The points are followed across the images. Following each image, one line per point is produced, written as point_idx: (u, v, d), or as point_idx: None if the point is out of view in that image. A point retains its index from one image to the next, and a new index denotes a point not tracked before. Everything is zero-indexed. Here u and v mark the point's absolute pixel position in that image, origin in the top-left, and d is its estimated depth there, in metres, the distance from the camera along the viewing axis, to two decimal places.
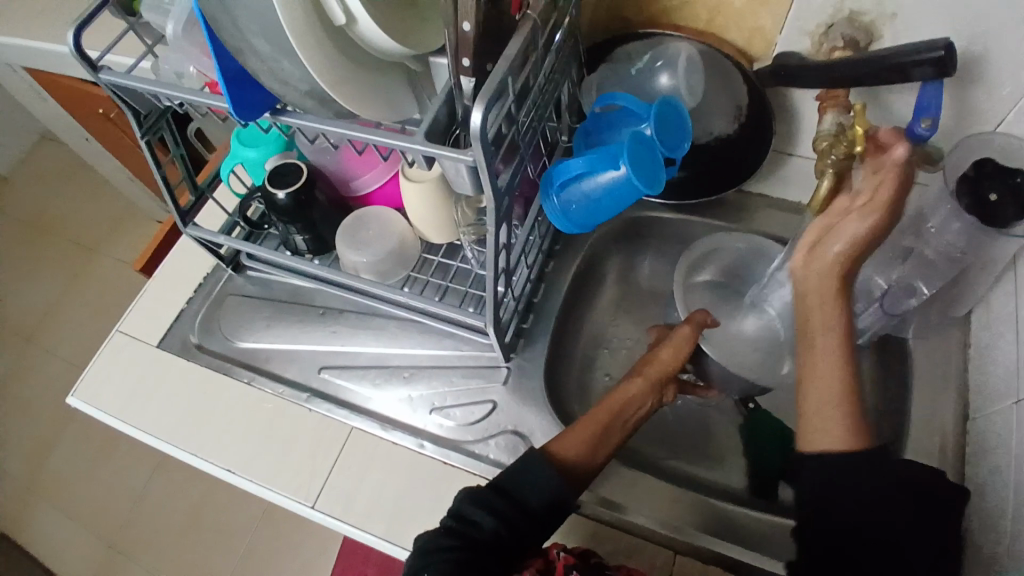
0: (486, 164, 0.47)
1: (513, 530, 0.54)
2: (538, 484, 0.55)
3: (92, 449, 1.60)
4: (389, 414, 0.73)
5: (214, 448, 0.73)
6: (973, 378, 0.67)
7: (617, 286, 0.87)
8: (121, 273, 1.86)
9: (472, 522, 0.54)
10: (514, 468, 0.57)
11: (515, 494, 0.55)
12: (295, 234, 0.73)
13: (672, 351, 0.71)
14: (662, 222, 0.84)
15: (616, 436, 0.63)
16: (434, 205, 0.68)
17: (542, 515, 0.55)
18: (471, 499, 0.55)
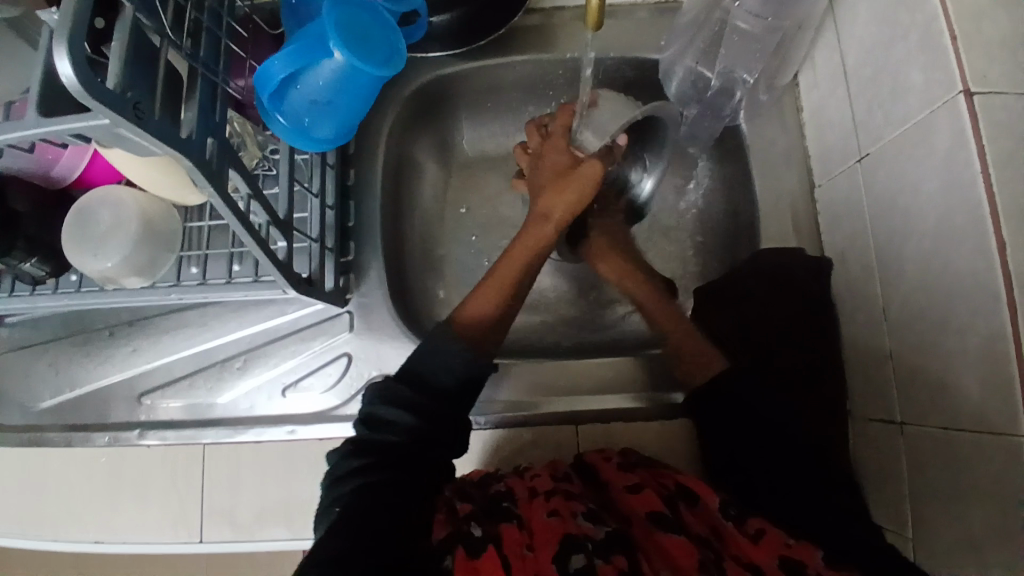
0: (129, 121, 0.35)
1: (428, 419, 0.53)
2: (445, 365, 0.54)
3: None
4: (239, 413, 0.64)
5: (65, 526, 0.63)
6: (812, 144, 0.63)
7: (442, 171, 0.76)
8: None
9: (381, 426, 0.53)
10: (417, 352, 0.55)
11: (426, 381, 0.54)
12: (16, 263, 0.59)
13: (579, 193, 0.60)
14: (458, 81, 0.70)
15: (528, 275, 0.61)
16: (154, 168, 0.54)
17: (455, 391, 0.55)
18: (379, 399, 0.54)
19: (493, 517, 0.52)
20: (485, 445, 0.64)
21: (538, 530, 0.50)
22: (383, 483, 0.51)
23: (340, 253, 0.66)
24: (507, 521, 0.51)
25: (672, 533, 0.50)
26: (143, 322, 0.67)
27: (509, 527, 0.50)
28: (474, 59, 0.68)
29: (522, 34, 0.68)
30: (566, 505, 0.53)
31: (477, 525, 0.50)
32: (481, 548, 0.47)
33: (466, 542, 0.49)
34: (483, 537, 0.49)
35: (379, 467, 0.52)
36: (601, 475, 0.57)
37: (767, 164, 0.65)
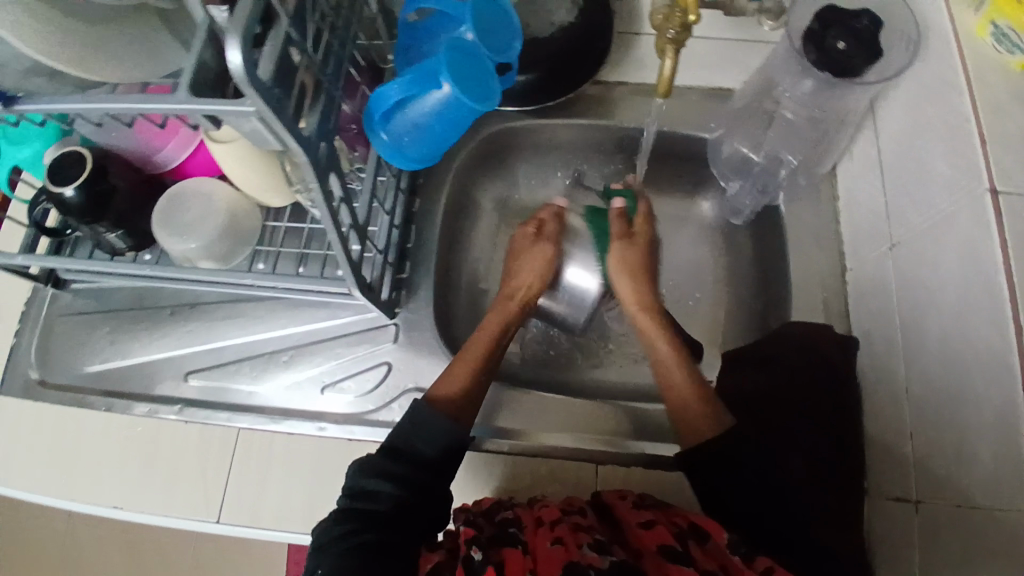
0: (273, 111, 0.41)
1: (414, 490, 0.54)
2: (426, 435, 0.56)
3: None
4: (277, 404, 0.67)
5: (91, 490, 0.65)
6: (845, 231, 0.68)
7: (497, 210, 0.82)
8: None
9: (367, 499, 0.54)
10: (401, 428, 0.57)
11: (408, 451, 0.56)
12: (105, 233, 0.64)
13: (532, 269, 0.72)
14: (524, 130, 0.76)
15: (493, 360, 0.65)
16: (252, 165, 0.60)
17: (438, 462, 0.56)
18: (363, 472, 0.54)
19: (498, 541, 0.54)
20: (506, 473, 0.66)
21: (543, 558, 0.51)
22: (375, 544, 0.51)
23: (396, 270, 0.70)
24: (512, 546, 0.53)
25: (684, 566, 0.50)
26: (202, 307, 0.70)
27: (513, 552, 0.52)
28: (541, 115, 0.74)
29: (587, 97, 0.74)
30: (570, 532, 0.53)
31: (478, 548, 0.53)
32: (481, 569, 0.51)
33: (468, 565, 0.52)
34: (484, 561, 0.52)
35: (374, 534, 0.52)
36: (615, 515, 0.58)
37: (803, 243, 0.70)
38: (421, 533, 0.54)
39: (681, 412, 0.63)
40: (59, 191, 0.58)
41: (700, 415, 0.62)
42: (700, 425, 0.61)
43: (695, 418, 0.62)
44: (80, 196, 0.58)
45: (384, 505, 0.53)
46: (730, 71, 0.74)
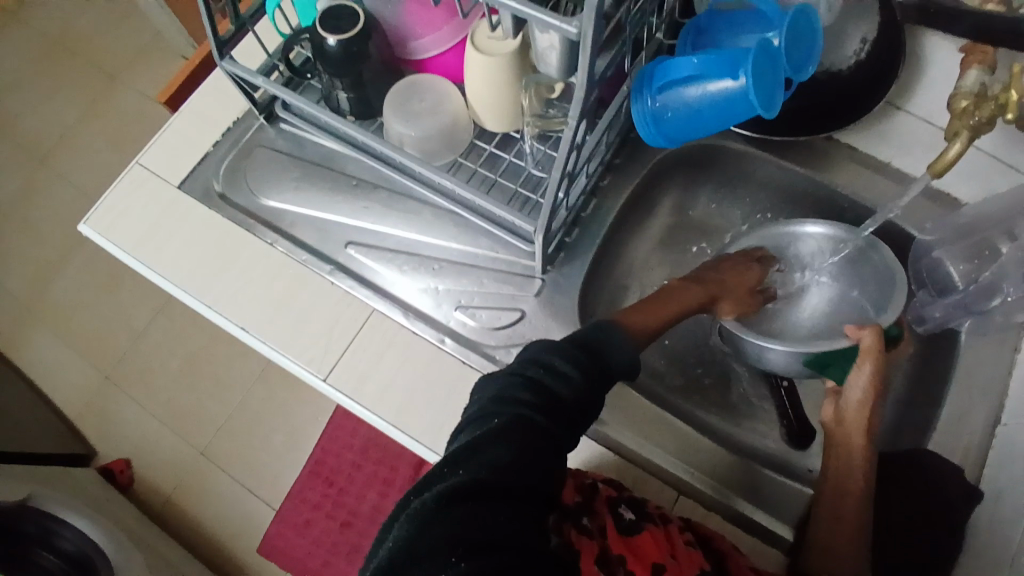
0: (590, 40, 0.43)
1: (593, 390, 0.54)
2: (617, 352, 0.57)
3: (95, 280, 1.45)
4: (412, 303, 0.69)
5: (228, 305, 0.69)
6: (1018, 386, 0.65)
7: (670, 218, 0.82)
8: (142, 106, 1.60)
9: (552, 376, 0.53)
10: (592, 333, 0.57)
11: (600, 354, 0.56)
12: (338, 90, 0.68)
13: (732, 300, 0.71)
14: (735, 155, 0.75)
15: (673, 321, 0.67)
16: (500, 87, 0.63)
17: (615, 376, 0.56)
18: (555, 351, 0.54)
19: (640, 512, 0.56)
20: (589, 458, 0.67)
21: (683, 553, 0.53)
22: (545, 423, 0.50)
23: (565, 232, 0.72)
24: (651, 520, 0.56)
25: None
26: (381, 190, 0.74)
27: (655, 531, 0.55)
28: (761, 149, 0.74)
29: (811, 150, 0.73)
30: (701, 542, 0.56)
31: (629, 510, 0.56)
32: (634, 530, 0.54)
33: (620, 521, 0.55)
34: (635, 522, 0.55)
35: (544, 412, 0.51)
36: (715, 544, 0.57)
37: (971, 378, 0.66)
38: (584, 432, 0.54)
39: (832, 543, 0.58)
40: (324, 37, 0.62)
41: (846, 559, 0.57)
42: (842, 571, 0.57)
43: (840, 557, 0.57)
44: (340, 48, 0.63)
45: (568, 391, 0.52)
46: (970, 182, 0.71)
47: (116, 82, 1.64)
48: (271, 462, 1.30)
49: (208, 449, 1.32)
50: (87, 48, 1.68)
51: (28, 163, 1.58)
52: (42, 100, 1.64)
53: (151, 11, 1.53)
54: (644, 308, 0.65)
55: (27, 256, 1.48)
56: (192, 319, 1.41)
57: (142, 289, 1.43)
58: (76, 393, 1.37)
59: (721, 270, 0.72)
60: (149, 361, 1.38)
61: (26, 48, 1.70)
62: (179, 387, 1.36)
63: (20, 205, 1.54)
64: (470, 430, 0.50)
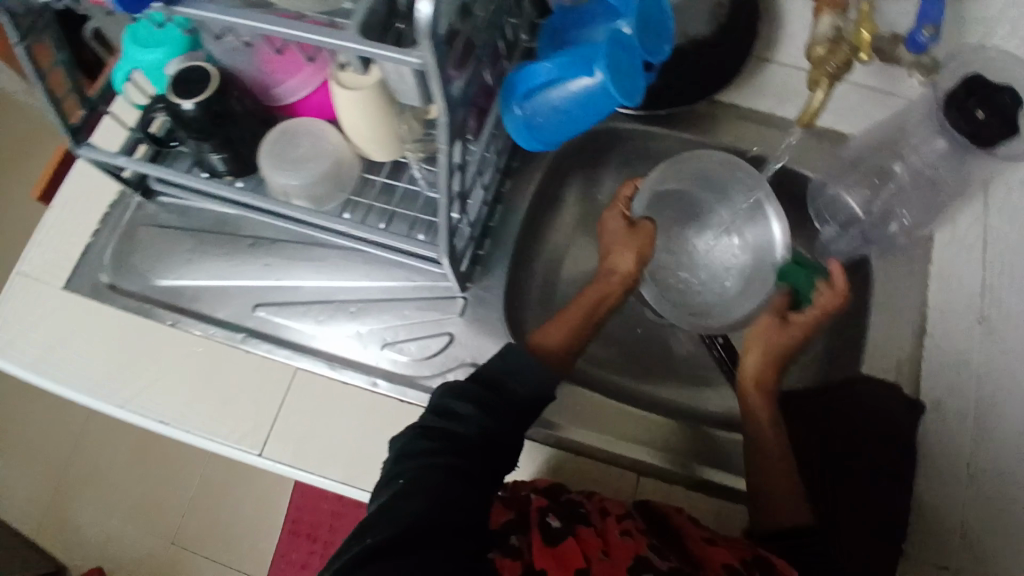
0: (436, 69, 0.41)
1: (499, 422, 0.55)
2: (522, 376, 0.56)
3: (17, 389, 1.36)
4: (338, 352, 0.67)
5: (144, 400, 0.66)
6: (933, 299, 0.67)
7: (580, 206, 0.81)
8: None
9: (454, 420, 0.55)
10: (496, 362, 0.57)
11: (502, 385, 0.56)
12: (209, 153, 0.64)
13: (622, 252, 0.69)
14: (628, 133, 0.75)
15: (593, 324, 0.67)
16: (371, 118, 0.59)
17: (526, 402, 0.56)
18: (454, 394, 0.56)
19: (570, 516, 0.55)
20: (548, 464, 0.66)
21: (615, 546, 0.52)
22: (451, 468, 0.52)
23: (476, 245, 0.71)
24: (583, 523, 0.54)
25: None
26: (280, 244, 0.71)
27: (588, 532, 0.53)
28: (651, 123, 0.74)
29: (697, 113, 0.74)
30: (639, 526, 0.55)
31: (556, 517, 0.55)
32: (560, 537, 0.53)
33: (545, 531, 0.54)
34: (563, 529, 0.54)
35: (451, 458, 0.53)
36: (671, 523, 0.57)
37: (889, 301, 0.69)
38: (504, 464, 0.55)
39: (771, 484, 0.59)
40: (178, 103, 0.59)
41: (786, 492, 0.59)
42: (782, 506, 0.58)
43: (782, 492, 0.59)
44: (199, 111, 0.59)
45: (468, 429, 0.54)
46: (850, 116, 0.73)
47: None
48: (246, 531, 1.26)
49: (177, 535, 1.27)
50: None
51: None
52: None
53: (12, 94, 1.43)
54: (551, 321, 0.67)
55: None
56: None
57: None
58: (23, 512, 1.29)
59: (614, 250, 0.69)
60: (95, 460, 1.31)
61: None
62: (133, 479, 1.30)
63: None
64: (380, 493, 0.52)
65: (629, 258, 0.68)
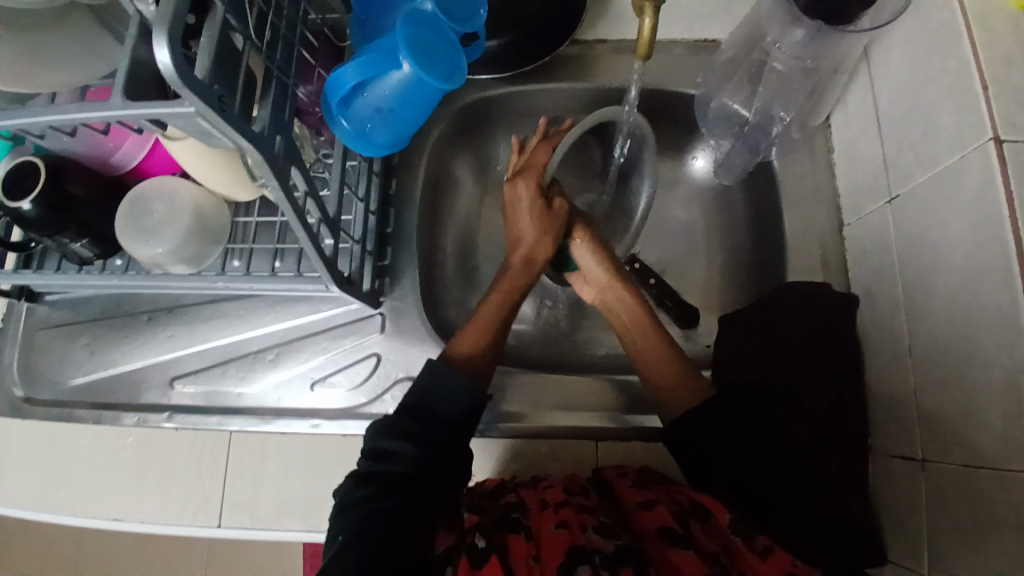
0: (214, 111, 0.38)
1: (432, 449, 0.56)
2: (446, 396, 0.58)
3: None
4: (268, 404, 0.65)
5: (90, 504, 0.64)
6: (844, 186, 0.65)
7: (478, 184, 0.78)
8: None
9: (387, 458, 0.56)
10: (418, 387, 0.59)
11: (428, 411, 0.58)
12: (71, 244, 0.62)
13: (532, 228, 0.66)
14: (499, 99, 0.72)
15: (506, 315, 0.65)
16: (212, 160, 0.57)
17: (458, 422, 0.58)
18: (383, 432, 0.57)
19: (502, 527, 0.54)
20: (505, 454, 0.66)
21: (547, 542, 0.53)
22: (388, 509, 0.53)
23: (378, 257, 0.68)
24: (516, 531, 0.54)
25: (682, 549, 0.52)
26: (182, 310, 0.68)
27: (517, 539, 0.53)
28: (520, 82, 0.71)
29: (560, 60, 0.70)
30: (574, 517, 0.55)
31: (483, 536, 0.53)
32: (485, 557, 0.51)
33: (472, 553, 0.52)
34: (489, 547, 0.52)
35: (387, 499, 0.54)
36: (614, 488, 0.60)
37: (801, 201, 0.67)
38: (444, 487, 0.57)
39: (665, 387, 0.62)
40: (16, 205, 0.56)
41: (687, 385, 0.62)
42: (680, 395, 0.62)
43: (682, 387, 0.62)
44: (39, 209, 0.56)
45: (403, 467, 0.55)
46: (718, 20, 0.69)
47: None
48: None
49: None
50: None
51: None
52: None
53: None
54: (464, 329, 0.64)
55: None
56: None
57: None
58: None
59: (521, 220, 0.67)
60: None
61: None
62: None
63: None
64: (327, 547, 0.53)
65: (527, 227, 0.66)
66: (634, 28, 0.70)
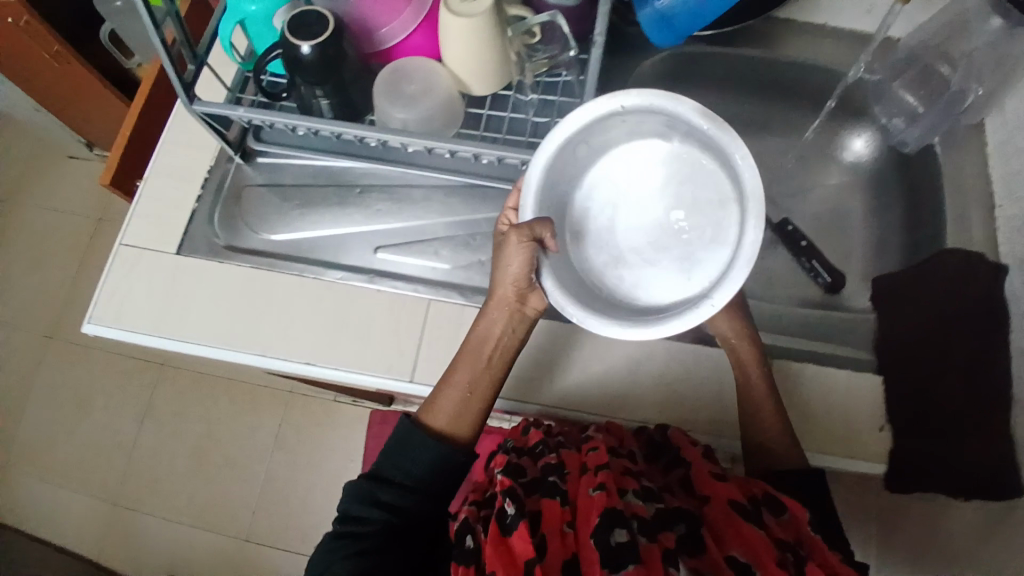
0: None
1: (406, 514, 0.59)
2: (414, 457, 0.60)
3: (65, 413, 1.45)
4: (464, 281, 0.69)
5: (280, 346, 0.67)
6: (999, 168, 0.70)
7: None
8: (60, 228, 1.54)
9: (360, 521, 0.58)
10: (395, 441, 0.61)
11: (391, 476, 0.60)
12: (319, 99, 0.66)
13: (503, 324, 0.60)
14: (707, 56, 0.78)
15: (489, 380, 0.61)
16: (482, 44, 0.63)
17: (432, 485, 0.60)
18: (355, 499, 0.59)
19: (538, 492, 0.59)
20: (685, 363, 0.69)
21: (582, 506, 0.56)
22: (380, 552, 0.56)
23: None
24: (552, 496, 0.58)
25: (755, 527, 0.54)
26: (388, 188, 0.73)
27: (552, 504, 0.57)
28: (717, 43, 0.78)
29: (756, 29, 0.78)
30: (613, 481, 0.57)
31: (512, 503, 0.57)
32: (514, 525, 0.55)
33: (503, 521, 0.56)
34: (517, 515, 0.55)
35: (384, 553, 0.56)
36: (683, 456, 0.62)
37: (960, 178, 0.72)
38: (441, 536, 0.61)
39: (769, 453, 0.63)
40: (297, 45, 0.61)
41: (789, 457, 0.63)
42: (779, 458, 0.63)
43: (787, 449, 0.63)
44: (316, 54, 0.61)
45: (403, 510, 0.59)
46: (901, 20, 0.78)
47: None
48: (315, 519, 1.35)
49: (254, 533, 1.35)
50: None
51: None
52: None
53: (36, 128, 1.40)
54: (434, 395, 0.62)
55: None
56: (183, 416, 1.43)
57: (117, 405, 1.44)
58: (95, 531, 1.38)
59: (501, 264, 0.57)
60: (155, 471, 1.40)
61: None
62: (197, 482, 1.39)
63: None
64: None
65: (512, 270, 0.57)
66: (829, 14, 0.77)
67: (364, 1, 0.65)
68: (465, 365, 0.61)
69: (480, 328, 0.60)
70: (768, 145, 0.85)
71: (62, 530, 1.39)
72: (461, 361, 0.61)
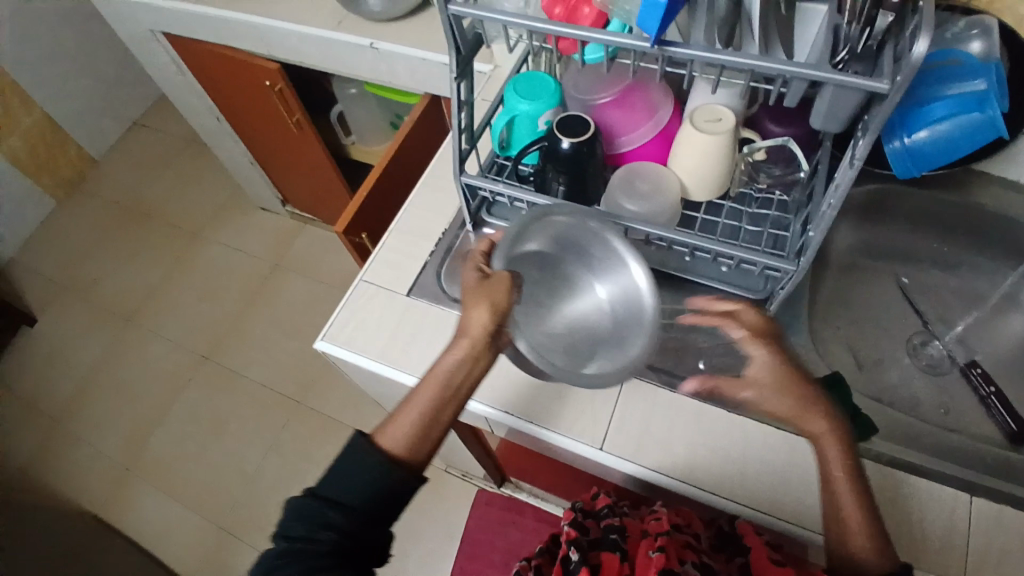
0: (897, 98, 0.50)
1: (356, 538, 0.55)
2: (348, 483, 0.55)
3: (197, 432, 1.56)
4: (661, 365, 0.74)
5: (487, 392, 0.73)
6: None
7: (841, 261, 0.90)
8: (244, 271, 1.79)
9: (320, 536, 0.53)
10: (336, 471, 0.55)
11: (333, 498, 0.55)
12: (558, 185, 0.76)
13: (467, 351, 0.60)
14: (901, 194, 0.85)
15: (444, 411, 0.60)
16: (715, 159, 0.72)
17: (377, 512, 0.55)
18: (330, 519, 0.54)
19: (599, 547, 0.65)
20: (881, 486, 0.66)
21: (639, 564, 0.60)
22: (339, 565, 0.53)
23: None
24: (614, 551, 0.64)
25: None
26: None
27: (612, 557, 0.63)
28: (911, 185, 0.85)
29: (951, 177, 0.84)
30: (672, 546, 0.62)
31: (576, 552, 0.64)
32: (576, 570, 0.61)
33: (567, 566, 0.63)
34: (580, 562, 0.62)
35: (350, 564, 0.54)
36: (745, 544, 0.64)
37: None
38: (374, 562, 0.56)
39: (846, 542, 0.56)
40: (559, 140, 0.72)
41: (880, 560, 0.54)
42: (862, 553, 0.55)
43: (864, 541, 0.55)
44: (572, 149, 0.72)
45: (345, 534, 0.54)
46: None
47: (189, 251, 1.86)
48: None
49: None
50: (171, 222, 1.93)
51: (115, 326, 1.75)
52: (118, 275, 1.84)
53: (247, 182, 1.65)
54: (393, 415, 0.59)
55: (125, 417, 1.60)
56: (302, 454, 1.50)
57: (245, 433, 1.54)
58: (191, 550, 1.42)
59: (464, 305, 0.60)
60: (262, 503, 1.45)
61: (105, 248, 1.91)
62: None
63: (111, 381, 1.66)
64: None
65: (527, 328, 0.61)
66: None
67: (613, 114, 0.78)
68: (438, 393, 0.60)
69: (437, 364, 0.60)
70: (950, 286, 0.88)
71: (161, 543, 1.43)
72: (420, 385, 0.60)
